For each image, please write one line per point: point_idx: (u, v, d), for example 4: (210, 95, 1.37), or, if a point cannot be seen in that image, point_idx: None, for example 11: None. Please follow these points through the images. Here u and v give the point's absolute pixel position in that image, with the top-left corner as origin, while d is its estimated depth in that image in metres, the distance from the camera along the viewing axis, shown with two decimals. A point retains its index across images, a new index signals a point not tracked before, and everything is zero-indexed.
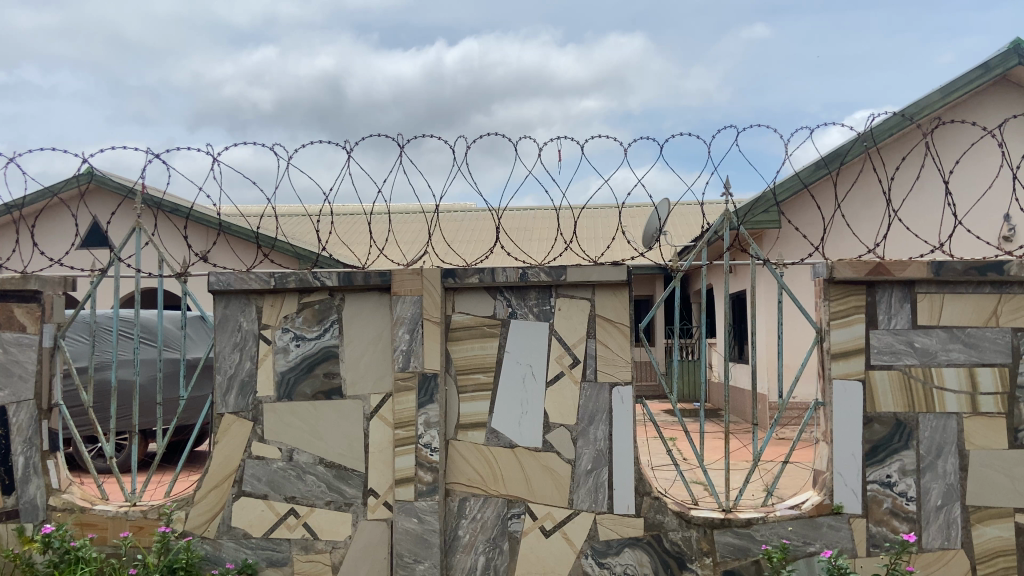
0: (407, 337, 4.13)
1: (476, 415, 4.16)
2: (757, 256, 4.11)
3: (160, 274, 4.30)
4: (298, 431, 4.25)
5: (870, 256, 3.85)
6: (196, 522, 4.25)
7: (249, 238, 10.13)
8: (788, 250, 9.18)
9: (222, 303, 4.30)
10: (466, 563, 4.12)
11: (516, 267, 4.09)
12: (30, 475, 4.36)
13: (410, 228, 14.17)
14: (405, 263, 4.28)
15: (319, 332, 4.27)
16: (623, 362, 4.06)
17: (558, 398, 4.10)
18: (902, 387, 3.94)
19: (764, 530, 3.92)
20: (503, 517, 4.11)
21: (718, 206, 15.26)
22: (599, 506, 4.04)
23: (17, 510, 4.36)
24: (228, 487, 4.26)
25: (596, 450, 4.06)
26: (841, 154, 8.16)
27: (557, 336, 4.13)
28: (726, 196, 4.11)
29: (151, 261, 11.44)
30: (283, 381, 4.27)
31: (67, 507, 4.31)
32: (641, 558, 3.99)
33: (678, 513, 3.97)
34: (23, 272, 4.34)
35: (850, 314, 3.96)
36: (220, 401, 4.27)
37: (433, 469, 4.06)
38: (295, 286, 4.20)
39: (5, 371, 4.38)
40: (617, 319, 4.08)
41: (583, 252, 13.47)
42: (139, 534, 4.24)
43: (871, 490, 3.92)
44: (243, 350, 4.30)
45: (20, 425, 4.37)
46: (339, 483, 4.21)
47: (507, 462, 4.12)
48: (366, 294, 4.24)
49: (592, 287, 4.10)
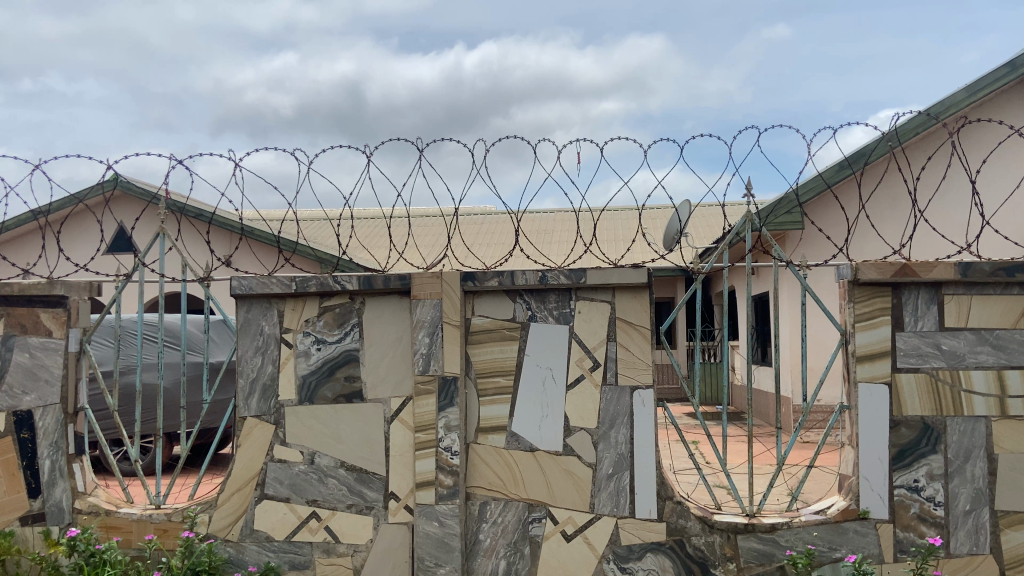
0: (427, 341, 4.13)
1: (496, 418, 4.15)
2: (779, 257, 4.06)
3: (182, 279, 4.32)
4: (320, 434, 4.26)
5: (896, 258, 3.80)
6: (219, 525, 4.29)
7: (270, 241, 10.23)
8: (810, 251, 9.09)
9: (244, 307, 4.33)
10: (487, 567, 4.11)
11: (535, 270, 4.08)
12: (56, 479, 4.41)
13: (431, 232, 14.25)
14: (425, 267, 4.28)
15: (339, 336, 4.28)
16: (644, 365, 4.03)
17: (577, 401, 4.09)
18: (929, 390, 3.87)
19: (788, 536, 3.87)
20: (524, 521, 4.10)
21: (740, 207, 15.17)
22: (620, 510, 4.01)
23: (42, 513, 4.41)
24: (250, 491, 4.28)
25: (617, 454, 4.03)
26: (865, 154, 8.07)
27: (577, 338, 4.11)
28: (748, 198, 4.07)
29: (173, 265, 11.58)
30: (305, 384, 4.29)
31: (92, 510, 4.36)
32: (663, 563, 3.97)
33: (701, 518, 3.94)
34: (48, 277, 4.41)
35: (876, 316, 3.90)
36: (243, 405, 4.30)
37: (454, 472, 4.06)
38: (316, 290, 4.22)
39: (33, 376, 4.45)
40: (638, 322, 4.05)
41: (601, 254, 13.48)
42: (163, 537, 4.27)
43: (898, 495, 3.85)
44: (265, 354, 4.32)
45: (46, 429, 4.43)
46: (360, 486, 4.22)
47: (527, 466, 4.10)
48: (386, 298, 4.25)
49: (612, 289, 4.08)
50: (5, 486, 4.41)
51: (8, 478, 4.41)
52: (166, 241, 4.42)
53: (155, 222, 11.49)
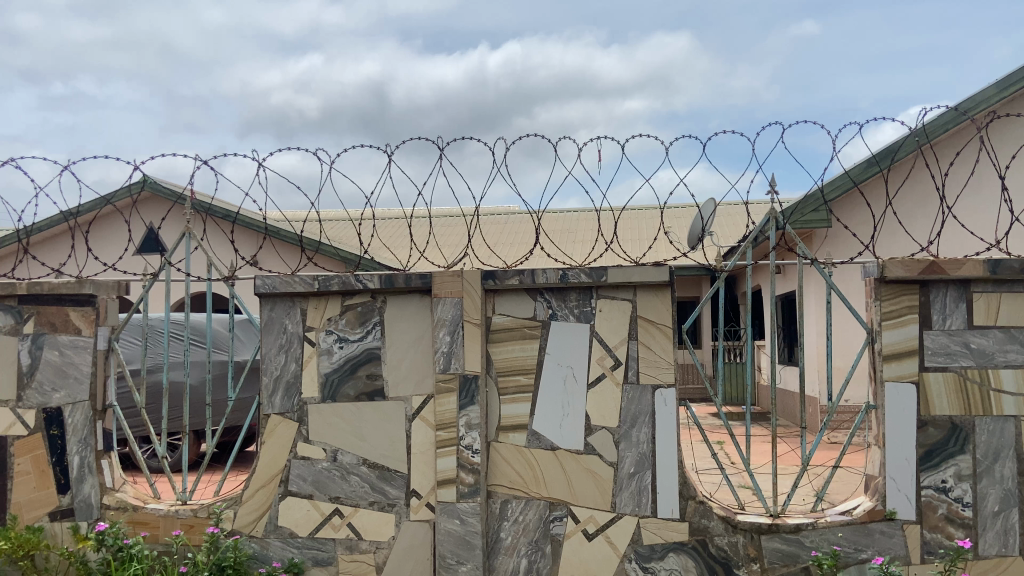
0: (448, 339, 4.14)
1: (517, 417, 4.15)
2: (803, 255, 4.02)
3: (208, 277, 4.37)
4: (342, 432, 4.29)
5: (923, 255, 3.74)
6: (244, 521, 4.33)
7: (294, 241, 10.32)
8: (836, 249, 8.99)
9: (268, 305, 4.38)
10: (508, 566, 4.12)
11: (556, 269, 4.08)
12: (85, 474, 4.49)
13: (453, 232, 14.28)
14: (446, 265, 4.29)
15: (362, 334, 4.31)
16: (666, 364, 4.01)
17: (599, 400, 4.08)
18: (957, 389, 3.81)
19: (813, 537, 3.83)
20: (545, 520, 4.09)
21: (764, 206, 15.03)
22: (642, 509, 4.00)
23: (71, 509, 4.49)
24: (275, 487, 4.33)
25: (639, 454, 4.02)
26: (892, 151, 7.96)
27: (598, 337, 4.10)
28: (772, 195, 4.03)
29: (199, 264, 11.73)
30: (327, 382, 4.32)
31: (120, 506, 4.44)
32: (685, 563, 3.95)
33: (724, 518, 3.91)
34: (77, 276, 4.48)
35: (903, 314, 3.84)
36: (267, 402, 4.34)
37: (475, 470, 4.07)
38: (338, 289, 4.25)
39: (62, 373, 4.54)
40: (660, 321, 4.03)
41: (624, 253, 13.42)
42: (189, 532, 4.33)
43: (925, 496, 3.80)
44: (288, 352, 4.36)
45: (75, 425, 4.52)
46: (382, 484, 4.24)
47: (549, 464, 4.10)
48: (407, 297, 4.27)
49: (633, 288, 4.06)
50: (35, 482, 4.50)
51: (38, 474, 4.50)
52: (192, 241, 4.48)
53: (182, 222, 11.64)
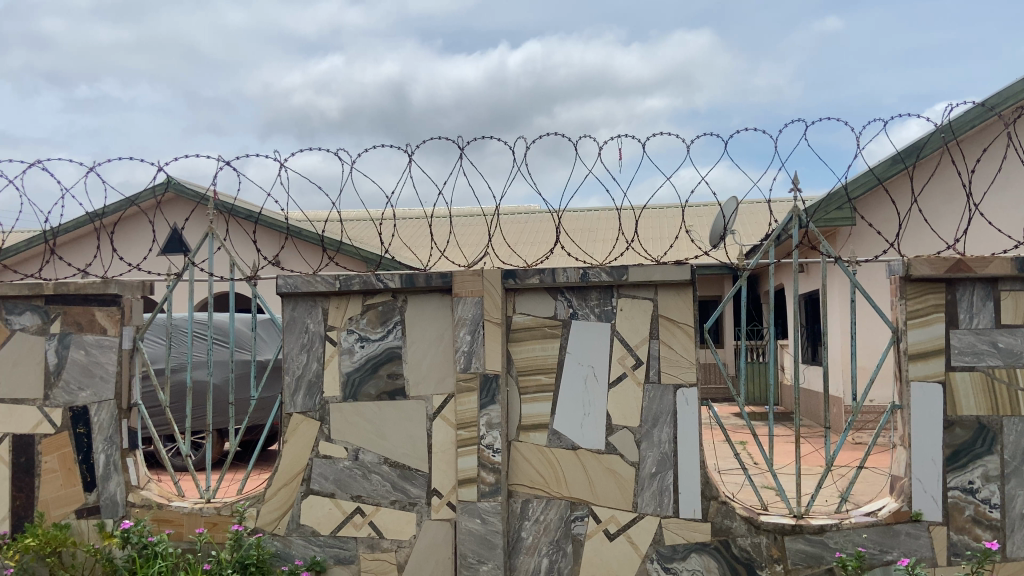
0: (468, 338, 4.14)
1: (538, 416, 4.14)
2: (827, 254, 3.97)
3: (231, 277, 4.40)
4: (364, 431, 4.31)
5: (949, 252, 3.68)
6: (267, 519, 4.36)
7: (316, 240, 10.37)
8: (860, 247, 8.89)
9: (290, 305, 4.40)
10: (529, 565, 4.11)
11: (577, 268, 4.07)
12: (110, 472, 4.55)
13: (474, 231, 14.29)
14: (466, 264, 4.30)
15: (383, 333, 4.32)
16: (688, 363, 3.99)
17: (620, 399, 4.06)
18: (985, 389, 3.75)
19: (838, 538, 3.79)
20: (567, 519, 4.08)
21: (787, 204, 14.88)
22: (664, 510, 3.98)
23: (97, 506, 4.55)
24: (297, 486, 4.35)
25: (661, 453, 4.00)
26: (918, 147, 7.85)
27: (619, 336, 4.08)
28: (795, 193, 3.99)
29: (223, 264, 11.85)
30: (349, 381, 4.34)
31: (145, 504, 4.49)
32: (708, 564, 3.93)
33: (747, 519, 3.88)
34: (103, 277, 4.54)
35: (929, 312, 3.78)
36: (289, 401, 4.36)
37: (495, 470, 4.07)
38: (359, 288, 4.27)
39: (88, 372, 4.60)
40: (682, 320, 4.00)
41: (644, 252, 13.36)
42: (213, 530, 4.37)
43: (952, 497, 3.74)
44: (310, 351, 4.38)
45: (101, 424, 4.58)
46: (404, 483, 4.25)
47: (570, 464, 4.09)
48: (428, 296, 4.28)
49: (654, 287, 4.04)
50: (62, 480, 4.57)
51: (64, 472, 4.57)
52: (215, 241, 4.52)
53: (205, 222, 11.76)
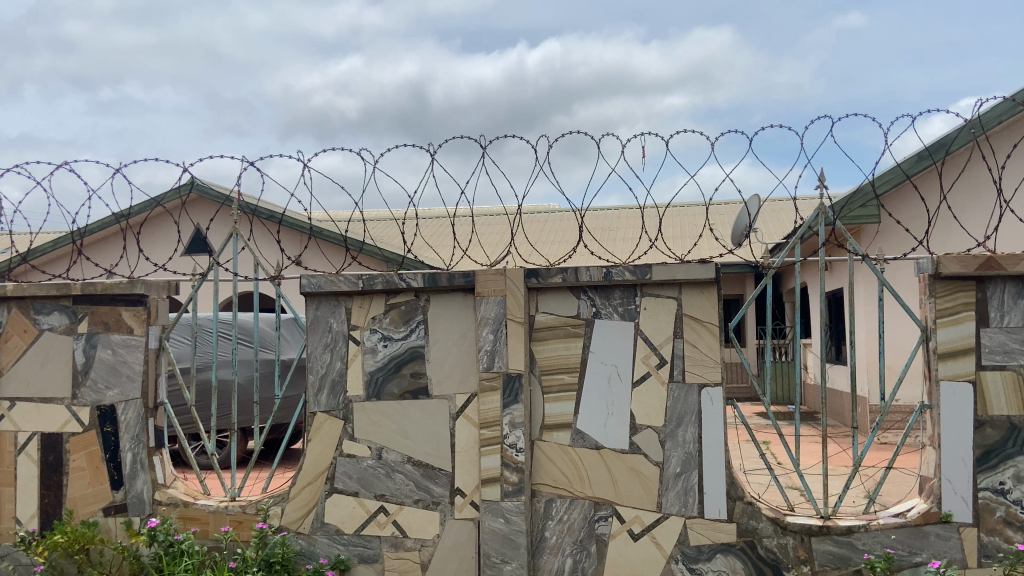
0: (491, 338, 4.13)
1: (561, 416, 4.13)
2: (854, 252, 3.91)
3: (255, 277, 4.42)
4: (387, 430, 4.32)
5: (980, 250, 3.62)
6: (291, 517, 4.38)
7: (339, 240, 10.42)
8: (888, 245, 8.75)
9: (313, 304, 4.42)
10: (553, 565, 4.10)
11: (600, 267, 4.04)
12: (137, 471, 4.59)
13: (495, 230, 14.28)
14: (488, 264, 4.29)
15: (405, 332, 4.33)
16: (713, 362, 3.95)
17: (643, 399, 4.04)
18: (1017, 388, 3.68)
19: (866, 539, 3.75)
20: (590, 519, 4.06)
21: (812, 202, 14.72)
22: (688, 510, 3.95)
23: (124, 504, 4.59)
24: (321, 484, 4.37)
25: (685, 454, 3.97)
26: (946, 143, 7.73)
27: (642, 335, 4.06)
28: (822, 190, 3.95)
29: (247, 265, 11.95)
30: (372, 381, 4.35)
31: (171, 501, 4.53)
32: (734, 565, 3.89)
33: (773, 519, 3.84)
34: (129, 277, 4.58)
35: (958, 311, 3.72)
36: (312, 400, 4.38)
37: (519, 469, 4.06)
38: (382, 287, 4.28)
39: (115, 372, 4.65)
40: (706, 319, 3.97)
41: (667, 251, 13.29)
42: (238, 528, 4.40)
43: (983, 498, 3.68)
44: (333, 351, 4.40)
45: (128, 423, 4.62)
46: (427, 482, 4.26)
47: (593, 464, 4.07)
48: (450, 295, 4.27)
49: (679, 285, 4.01)
50: (90, 478, 4.63)
51: (92, 470, 4.63)
52: (240, 241, 4.54)
53: (229, 223, 11.86)
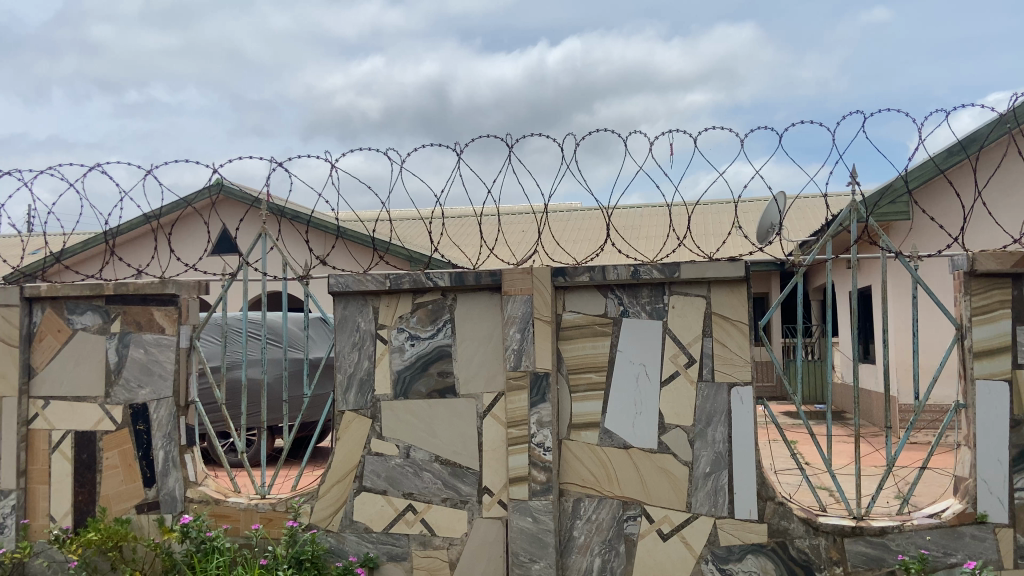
0: (518, 337, 4.13)
1: (589, 415, 4.11)
2: (887, 249, 3.85)
3: (283, 277, 4.45)
4: (415, 429, 4.33)
5: (1017, 247, 3.55)
6: (321, 515, 4.41)
7: (366, 240, 10.47)
8: (922, 241, 8.62)
9: (341, 304, 4.44)
10: (582, 564, 4.09)
11: (627, 265, 4.02)
12: (169, 469, 4.64)
13: (522, 228, 14.27)
14: (515, 262, 4.28)
15: (432, 331, 4.34)
16: (742, 361, 3.92)
17: (672, 398, 4.01)
18: None
19: (899, 540, 3.71)
20: (619, 519, 4.05)
21: (844, 198, 14.52)
22: (718, 510, 3.92)
23: (157, 502, 4.65)
24: (350, 483, 4.40)
25: (715, 453, 3.94)
26: (980, 136, 7.59)
27: (671, 334, 4.03)
28: (853, 186, 3.90)
29: (275, 264, 12.05)
30: (400, 379, 4.37)
31: (202, 499, 4.57)
32: (764, 566, 3.86)
33: (805, 520, 3.80)
34: (161, 277, 4.63)
35: (994, 309, 3.65)
36: (341, 399, 4.41)
37: (547, 468, 4.05)
38: (409, 286, 4.29)
39: (147, 371, 4.71)
40: (735, 317, 3.94)
41: (696, 249, 13.19)
42: (268, 526, 4.44)
43: (1019, 498, 3.62)
44: (361, 350, 4.42)
45: (160, 421, 4.68)
46: (455, 481, 4.26)
47: (621, 463, 4.05)
48: (477, 295, 4.28)
49: (707, 283, 3.98)
50: (123, 476, 4.69)
51: (125, 468, 4.69)
52: (268, 241, 4.56)
53: (258, 223, 11.97)
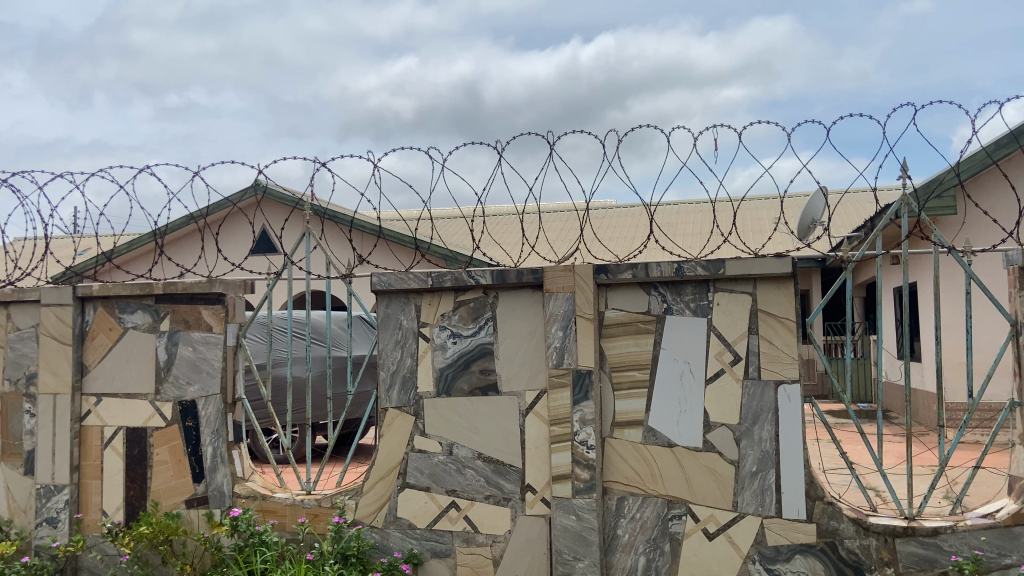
0: (561, 334, 4.12)
1: (632, 413, 4.09)
2: (940, 244, 3.75)
3: (327, 276, 4.49)
4: (458, 426, 4.35)
5: None
6: (365, 511, 4.46)
7: (408, 240, 10.54)
8: (976, 235, 8.42)
9: (384, 302, 4.47)
10: (626, 563, 4.07)
11: (671, 262, 3.98)
12: (218, 464, 4.72)
13: (562, 226, 14.26)
14: (557, 260, 4.27)
15: (474, 329, 4.35)
16: (789, 359, 3.87)
17: (717, 396, 3.97)
18: None
19: (953, 541, 3.63)
20: (664, 518, 4.02)
21: (894, 194, 14.22)
22: (765, 509, 3.87)
23: (206, 497, 4.74)
24: (393, 479, 4.43)
25: (762, 452, 3.89)
26: None
27: (716, 332, 3.99)
28: (903, 178, 3.85)
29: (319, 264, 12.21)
30: (442, 377, 4.39)
31: (250, 494, 4.64)
32: (813, 566, 3.80)
33: (855, 520, 3.74)
34: (208, 276, 4.71)
35: None
36: (384, 396, 4.44)
37: (590, 466, 4.04)
38: (451, 285, 4.31)
39: (195, 368, 4.80)
40: (782, 314, 3.88)
41: (741, 245, 13.05)
42: (314, 521, 4.50)
43: None
44: (404, 347, 4.45)
45: (208, 417, 4.76)
46: (497, 478, 4.27)
47: (665, 462, 4.02)
48: (519, 292, 4.28)
49: (753, 280, 3.93)
50: (173, 471, 4.79)
51: (174, 464, 4.79)
52: (312, 240, 4.61)
53: (301, 223, 12.14)
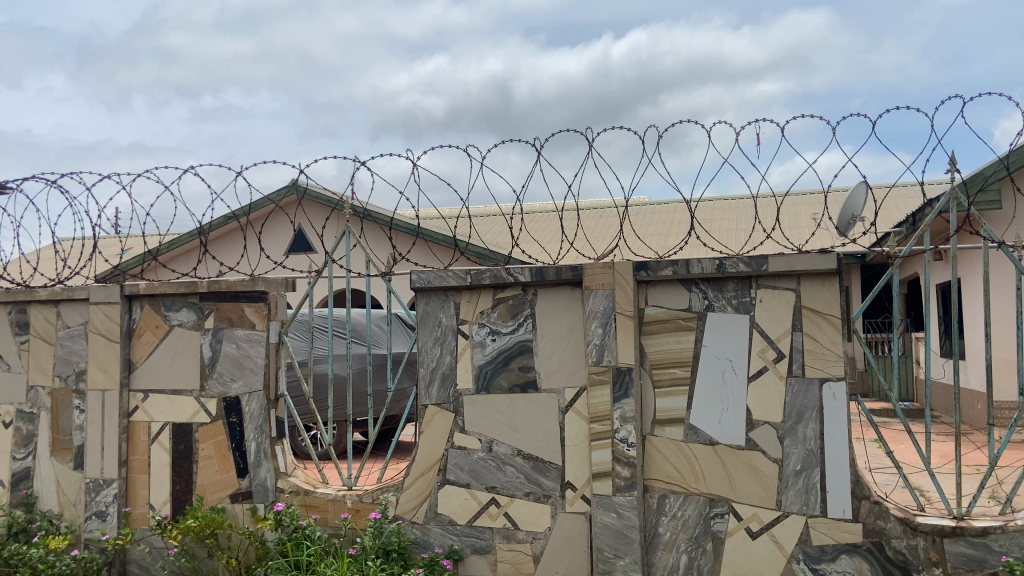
0: (600, 332, 4.11)
1: (673, 411, 4.07)
2: (991, 237, 3.64)
3: (368, 274, 4.53)
4: (497, 423, 4.36)
5: None
6: (406, 507, 4.50)
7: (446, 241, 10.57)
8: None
9: (423, 299, 4.50)
10: (668, 561, 4.04)
11: (712, 259, 3.94)
12: (261, 459, 4.79)
13: (598, 223, 14.22)
14: (596, 257, 4.26)
15: (513, 327, 4.36)
16: (834, 356, 3.81)
17: (760, 394, 3.93)
18: None
19: (1003, 541, 3.56)
20: (705, 516, 3.99)
21: (939, 188, 13.91)
22: (810, 509, 3.82)
23: (250, 491, 4.81)
24: (433, 475, 4.46)
25: (806, 451, 3.84)
26: None
27: (758, 329, 3.94)
28: (952, 172, 3.76)
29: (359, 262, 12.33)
30: (481, 374, 4.40)
31: (293, 489, 4.70)
32: (860, 566, 3.74)
33: (902, 520, 3.67)
34: (251, 274, 4.77)
35: None
36: (424, 393, 4.49)
37: (630, 464, 4.02)
38: (490, 282, 4.33)
39: (239, 365, 4.87)
40: (827, 311, 3.83)
41: (785, 242, 12.88)
42: (355, 516, 4.55)
43: None
44: (443, 345, 4.48)
45: (252, 413, 4.83)
46: (537, 475, 4.28)
47: (707, 460, 3.99)
48: (559, 289, 4.27)
49: (797, 277, 3.88)
50: (218, 466, 4.88)
51: (219, 459, 4.88)
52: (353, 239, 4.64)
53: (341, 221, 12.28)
